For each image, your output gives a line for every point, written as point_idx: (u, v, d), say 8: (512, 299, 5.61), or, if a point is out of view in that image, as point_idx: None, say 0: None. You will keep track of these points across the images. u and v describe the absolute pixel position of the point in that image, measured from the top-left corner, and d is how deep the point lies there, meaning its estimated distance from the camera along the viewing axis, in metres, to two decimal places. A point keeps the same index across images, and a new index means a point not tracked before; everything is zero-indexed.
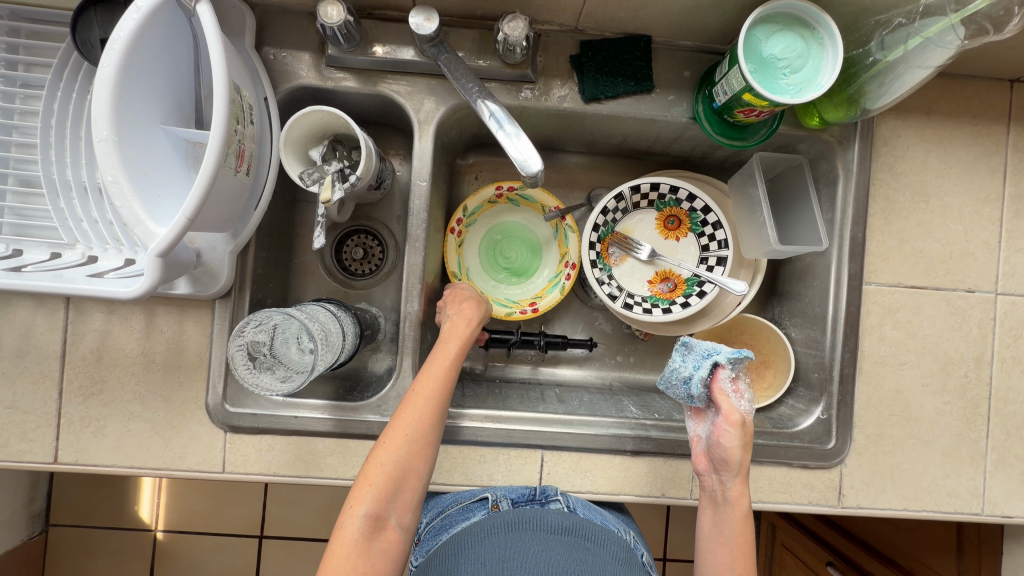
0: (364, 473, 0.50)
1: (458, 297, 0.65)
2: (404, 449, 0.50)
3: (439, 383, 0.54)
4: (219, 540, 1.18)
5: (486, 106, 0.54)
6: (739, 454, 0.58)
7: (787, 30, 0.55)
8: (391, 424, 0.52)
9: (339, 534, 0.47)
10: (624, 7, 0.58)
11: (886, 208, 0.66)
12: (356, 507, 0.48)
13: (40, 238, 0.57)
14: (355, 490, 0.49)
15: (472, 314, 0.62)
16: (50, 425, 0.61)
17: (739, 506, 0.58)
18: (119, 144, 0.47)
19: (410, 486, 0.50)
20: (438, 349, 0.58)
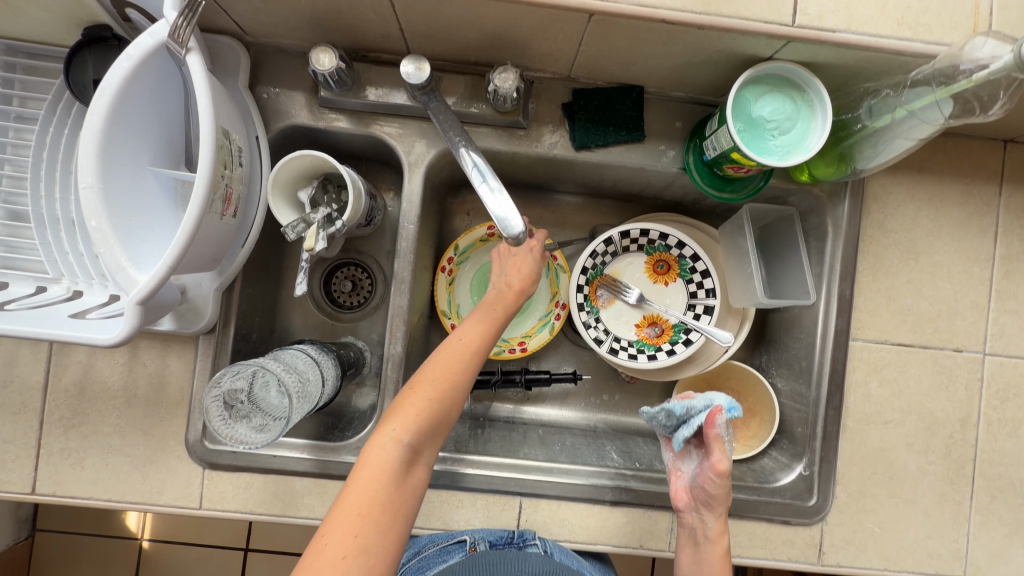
0: (409, 402, 0.49)
1: (518, 267, 0.61)
2: (450, 392, 0.50)
3: (487, 337, 0.54)
4: (205, 550, 1.18)
5: (469, 155, 0.55)
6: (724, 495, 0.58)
7: (777, 92, 0.54)
8: (439, 363, 0.51)
9: (373, 458, 0.46)
10: (615, 62, 0.58)
11: (874, 265, 0.66)
12: (397, 434, 0.47)
13: (26, 272, 0.57)
14: (398, 415, 0.48)
15: (524, 286, 0.59)
16: (29, 456, 0.61)
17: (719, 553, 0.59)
18: (104, 191, 0.47)
19: (445, 428, 0.50)
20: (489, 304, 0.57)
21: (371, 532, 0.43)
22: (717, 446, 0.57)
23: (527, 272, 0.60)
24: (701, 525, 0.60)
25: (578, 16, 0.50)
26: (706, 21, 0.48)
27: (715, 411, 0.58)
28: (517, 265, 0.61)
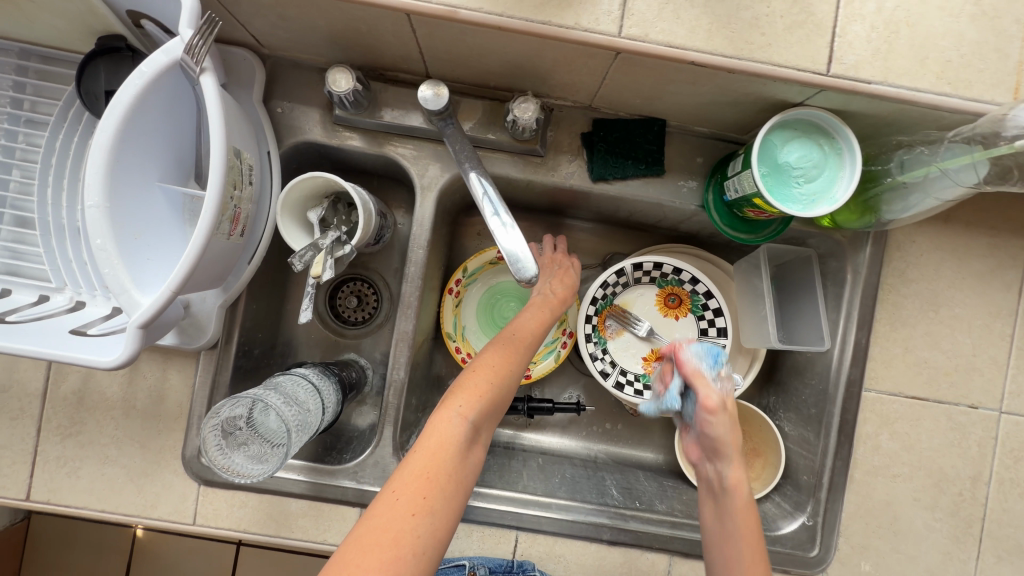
0: (473, 382, 0.50)
1: (560, 277, 0.65)
2: (508, 378, 0.52)
3: (540, 333, 0.58)
4: (197, 542, 1.17)
5: (480, 183, 0.52)
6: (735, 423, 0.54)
7: (805, 138, 0.53)
8: (500, 350, 0.54)
9: (439, 431, 0.47)
10: (638, 97, 0.57)
11: (893, 314, 0.64)
12: (463, 410, 0.48)
13: (29, 279, 0.57)
14: (463, 393, 0.49)
15: (567, 295, 0.63)
16: (25, 462, 0.61)
17: (747, 525, 0.51)
18: (109, 211, 0.46)
19: (499, 413, 0.52)
20: (538, 307, 0.60)
21: (438, 497, 0.43)
22: (698, 382, 0.54)
23: (569, 283, 0.65)
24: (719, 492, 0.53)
25: (604, 53, 0.49)
26: (736, 66, 0.47)
27: (682, 352, 0.56)
28: (558, 277, 0.65)
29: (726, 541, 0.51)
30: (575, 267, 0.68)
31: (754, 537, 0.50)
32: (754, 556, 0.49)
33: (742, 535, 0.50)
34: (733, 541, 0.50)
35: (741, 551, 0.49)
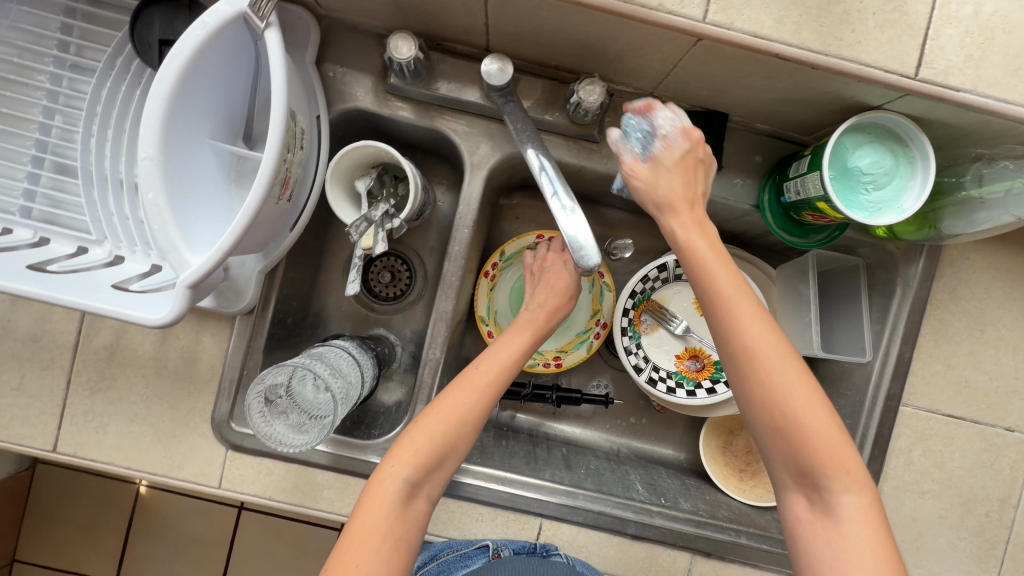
0: (410, 437, 0.50)
1: (552, 284, 0.63)
2: (454, 428, 0.50)
3: (502, 370, 0.55)
4: (198, 505, 1.15)
5: (539, 159, 0.50)
6: (687, 181, 0.53)
7: (878, 143, 0.51)
8: (448, 396, 0.52)
9: (375, 491, 0.48)
10: (706, 88, 0.55)
11: (938, 330, 0.63)
12: (396, 470, 0.49)
13: (67, 229, 0.55)
14: (398, 452, 0.50)
15: (558, 306, 0.62)
16: (53, 413, 0.60)
17: (754, 327, 0.45)
18: (163, 164, 0.45)
19: (447, 463, 0.51)
20: (513, 335, 0.59)
21: (372, 560, 0.45)
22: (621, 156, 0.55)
23: (562, 290, 0.63)
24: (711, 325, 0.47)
25: (684, 38, 0.47)
26: (821, 62, 0.45)
27: (609, 136, 0.55)
28: (552, 282, 0.64)
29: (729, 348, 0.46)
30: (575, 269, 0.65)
31: (769, 330, 0.45)
32: (776, 353, 0.45)
33: (754, 342, 0.45)
34: (752, 361, 0.45)
35: (763, 360, 0.45)
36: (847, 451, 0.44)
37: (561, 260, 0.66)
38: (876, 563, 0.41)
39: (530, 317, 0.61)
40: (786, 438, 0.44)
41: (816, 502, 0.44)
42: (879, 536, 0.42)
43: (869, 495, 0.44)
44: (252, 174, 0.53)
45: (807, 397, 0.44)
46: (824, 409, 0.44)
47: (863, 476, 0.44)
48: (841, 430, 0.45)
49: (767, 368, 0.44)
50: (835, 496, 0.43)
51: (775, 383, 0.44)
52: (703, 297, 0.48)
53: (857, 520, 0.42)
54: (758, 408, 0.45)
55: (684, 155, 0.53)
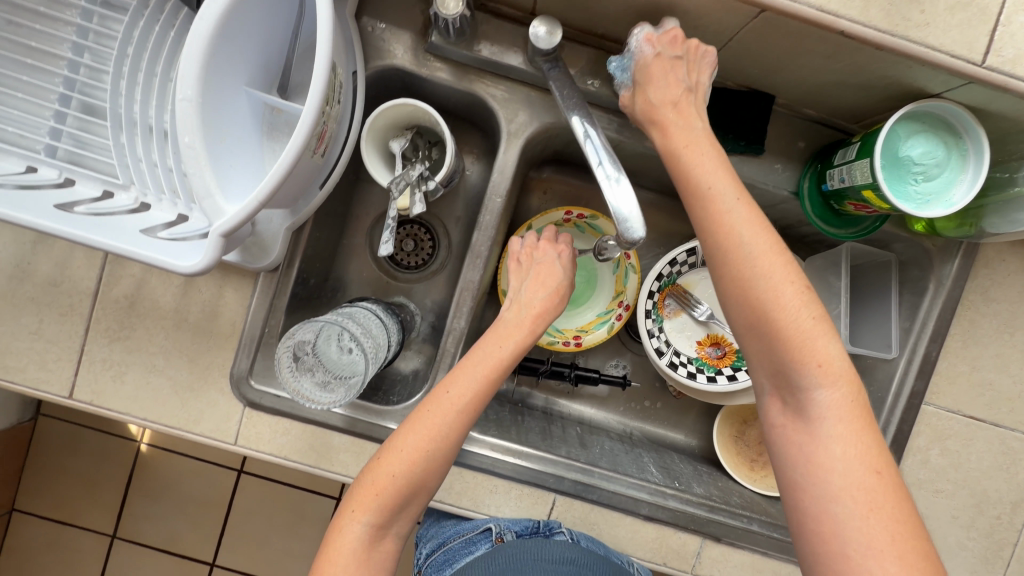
0: (370, 481, 0.47)
1: (542, 280, 0.58)
2: (420, 466, 0.47)
3: (474, 398, 0.49)
4: (199, 466, 1.16)
5: (584, 127, 0.49)
6: (667, 83, 0.48)
7: (932, 134, 0.50)
8: (412, 431, 0.48)
9: (339, 536, 0.47)
10: (759, 66, 0.53)
11: (967, 331, 0.63)
12: (357, 515, 0.47)
13: (93, 172, 0.54)
14: (359, 497, 0.48)
15: (544, 312, 0.56)
16: (70, 360, 0.59)
17: (726, 216, 0.42)
18: (200, 106, 0.44)
19: (417, 499, 0.49)
20: (491, 346, 0.52)
21: None
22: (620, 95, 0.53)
23: (553, 289, 0.57)
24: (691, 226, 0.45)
25: (746, 9, 0.45)
26: (887, 43, 0.43)
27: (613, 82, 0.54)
28: (543, 277, 0.58)
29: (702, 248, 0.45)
30: (570, 264, 0.60)
31: (744, 219, 0.42)
32: (751, 244, 0.41)
33: (727, 235, 0.42)
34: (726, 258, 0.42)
35: (735, 253, 0.42)
36: (828, 345, 0.41)
37: (556, 252, 0.60)
38: (851, 461, 0.39)
39: (515, 325, 0.54)
40: (758, 334, 0.42)
41: (790, 403, 0.42)
42: (858, 433, 0.40)
43: (853, 390, 0.41)
44: (284, 128, 0.52)
45: (783, 290, 0.41)
46: (805, 302, 0.41)
47: (845, 370, 0.41)
48: (824, 322, 0.41)
49: (738, 262, 0.42)
50: (811, 393, 0.41)
51: (746, 276, 0.41)
52: (681, 189, 0.45)
53: (832, 417, 0.40)
54: (731, 304, 0.43)
55: (661, 56, 0.48)
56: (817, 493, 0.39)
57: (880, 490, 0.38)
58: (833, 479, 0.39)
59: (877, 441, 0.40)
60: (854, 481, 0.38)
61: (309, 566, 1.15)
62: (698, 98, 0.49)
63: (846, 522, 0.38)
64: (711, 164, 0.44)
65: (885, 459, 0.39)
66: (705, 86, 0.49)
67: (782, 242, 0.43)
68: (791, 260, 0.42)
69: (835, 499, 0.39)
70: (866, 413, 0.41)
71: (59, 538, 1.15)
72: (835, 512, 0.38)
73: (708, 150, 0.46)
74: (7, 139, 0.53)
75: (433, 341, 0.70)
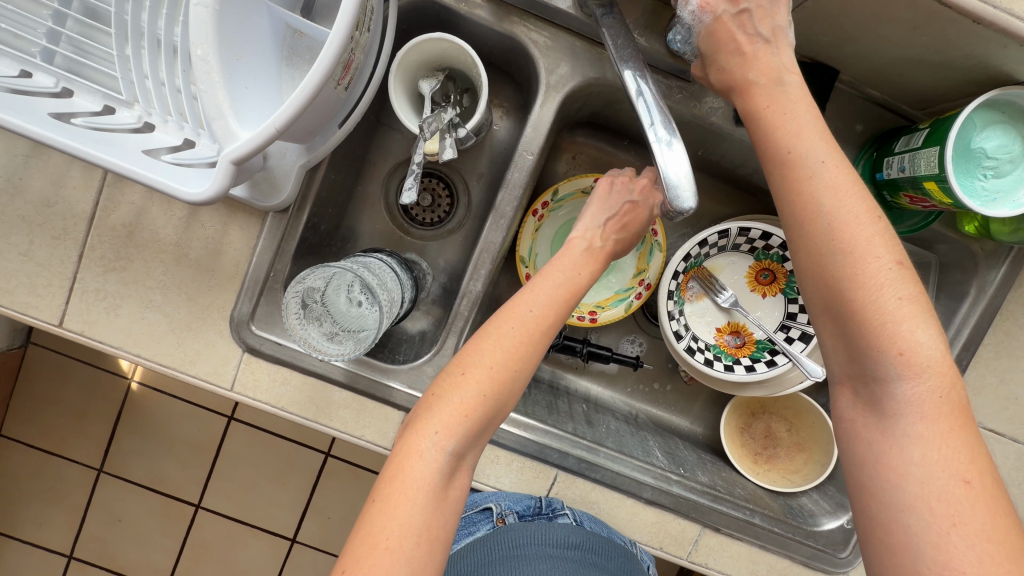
0: (458, 400, 0.44)
1: (624, 220, 0.57)
2: (507, 386, 0.46)
3: (557, 314, 0.50)
4: (189, 408, 1.14)
5: (637, 83, 0.45)
6: (741, 46, 0.44)
7: (1010, 125, 0.46)
8: (500, 346, 0.46)
9: (417, 464, 0.42)
10: (830, 34, 0.49)
11: (1002, 342, 0.60)
12: (441, 439, 0.43)
13: (93, 84, 0.49)
14: (442, 416, 0.44)
15: (614, 250, 0.57)
16: (62, 287, 0.56)
17: (809, 182, 0.40)
18: (218, 15, 0.40)
19: (491, 427, 0.47)
20: (569, 270, 0.53)
21: (426, 545, 0.41)
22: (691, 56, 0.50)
23: (630, 233, 0.58)
24: (778, 194, 0.41)
25: None
26: (987, 16, 0.40)
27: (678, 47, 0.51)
28: (627, 218, 0.57)
29: (787, 216, 0.41)
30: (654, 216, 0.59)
31: (828, 184, 0.39)
32: (831, 215, 0.39)
33: (805, 204, 0.40)
34: (818, 231, 0.39)
35: (813, 224, 0.40)
36: (916, 331, 0.37)
37: (648, 198, 0.58)
38: (931, 466, 0.36)
39: (588, 255, 0.55)
40: (836, 316, 0.40)
41: (863, 395, 0.40)
42: (944, 434, 0.37)
43: (944, 384, 0.37)
44: (305, 54, 0.47)
45: (865, 266, 0.38)
46: (895, 280, 0.38)
47: (935, 361, 0.37)
48: (915, 304, 0.38)
49: (814, 235, 0.39)
50: (889, 385, 0.38)
51: (823, 250, 0.39)
52: (760, 154, 0.43)
53: (911, 413, 0.38)
54: (809, 281, 0.41)
55: (724, 18, 0.44)
56: (888, 498, 0.37)
57: (968, 501, 0.35)
58: (908, 485, 0.37)
59: (968, 445, 0.37)
60: (933, 489, 0.36)
61: (293, 516, 1.15)
62: (780, 48, 0.43)
63: (921, 535, 0.35)
64: (798, 123, 0.41)
65: (976, 467, 0.36)
66: (784, 29, 0.44)
67: (874, 211, 0.39)
68: (886, 228, 0.39)
69: (910, 509, 0.36)
70: (958, 412, 0.37)
71: (46, 468, 1.14)
72: (908, 523, 0.36)
73: (795, 109, 0.42)
74: None
75: (443, 303, 0.66)
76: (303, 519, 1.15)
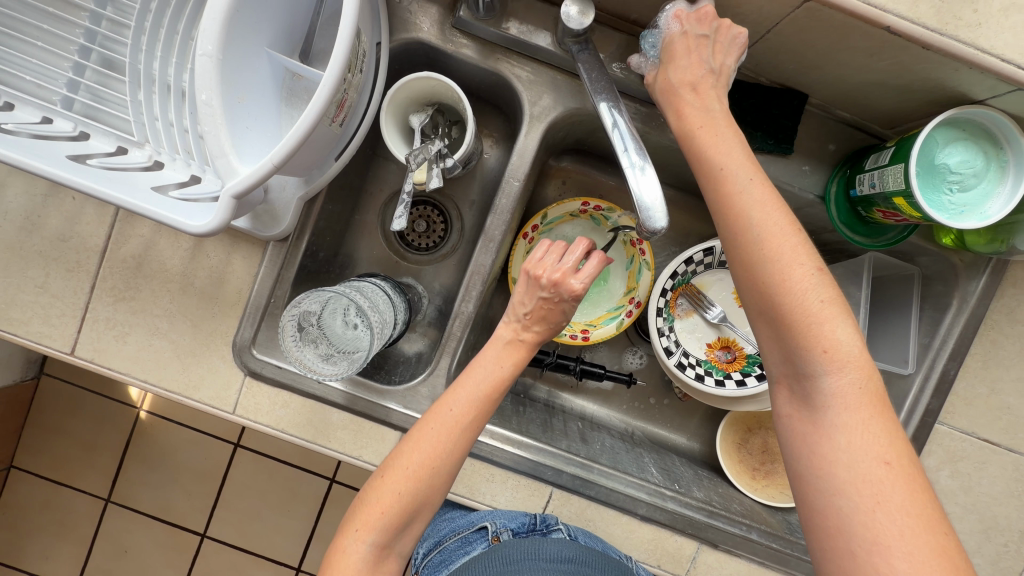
0: (375, 499, 0.46)
1: (544, 315, 0.51)
2: (424, 483, 0.46)
3: (479, 412, 0.48)
4: (196, 437, 1.16)
5: (611, 116, 0.48)
6: (692, 64, 0.47)
7: (971, 143, 0.48)
8: (417, 448, 0.46)
9: (342, 561, 0.45)
10: (795, 62, 0.52)
11: (989, 352, 0.60)
12: (362, 535, 0.45)
13: (108, 127, 0.52)
14: (363, 515, 0.46)
15: (543, 334, 0.53)
16: (74, 317, 0.58)
17: (738, 198, 0.42)
18: (221, 63, 0.44)
19: (421, 516, 0.48)
20: (492, 363, 0.50)
21: None
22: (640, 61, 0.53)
23: (552, 324, 0.52)
24: (716, 215, 0.44)
25: None
26: (936, 42, 0.43)
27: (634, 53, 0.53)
28: (544, 314, 0.51)
29: (723, 228, 0.43)
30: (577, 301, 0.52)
31: (756, 200, 0.42)
32: (759, 226, 0.41)
33: (736, 217, 0.42)
34: (750, 246, 0.41)
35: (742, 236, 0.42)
36: (835, 329, 0.39)
37: (560, 291, 0.50)
38: (856, 450, 0.37)
39: (511, 346, 0.52)
40: (767, 319, 0.41)
41: (798, 393, 0.41)
42: (867, 422, 0.38)
43: (864, 376, 0.39)
44: (303, 95, 0.51)
45: (789, 272, 0.40)
46: (813, 287, 0.40)
47: (855, 356, 0.39)
48: (835, 305, 0.40)
49: (746, 244, 0.41)
50: (816, 380, 0.40)
51: (752, 258, 0.41)
52: (694, 171, 0.46)
53: (836, 405, 0.39)
54: (743, 289, 0.43)
55: (687, 35, 0.47)
56: (823, 485, 0.38)
57: (890, 481, 0.36)
58: (839, 472, 0.38)
59: (889, 430, 0.38)
60: (860, 473, 0.37)
61: (298, 543, 1.15)
62: (722, 83, 0.47)
63: (851, 516, 0.36)
64: (725, 145, 0.44)
65: (897, 450, 0.37)
66: (731, 70, 0.47)
67: (795, 222, 0.42)
68: (805, 242, 0.41)
69: (841, 493, 0.37)
70: (878, 401, 0.39)
71: (54, 498, 1.15)
72: (841, 505, 0.37)
73: (726, 132, 0.45)
74: (24, 88, 0.51)
75: (438, 325, 0.68)
76: (307, 547, 1.15)
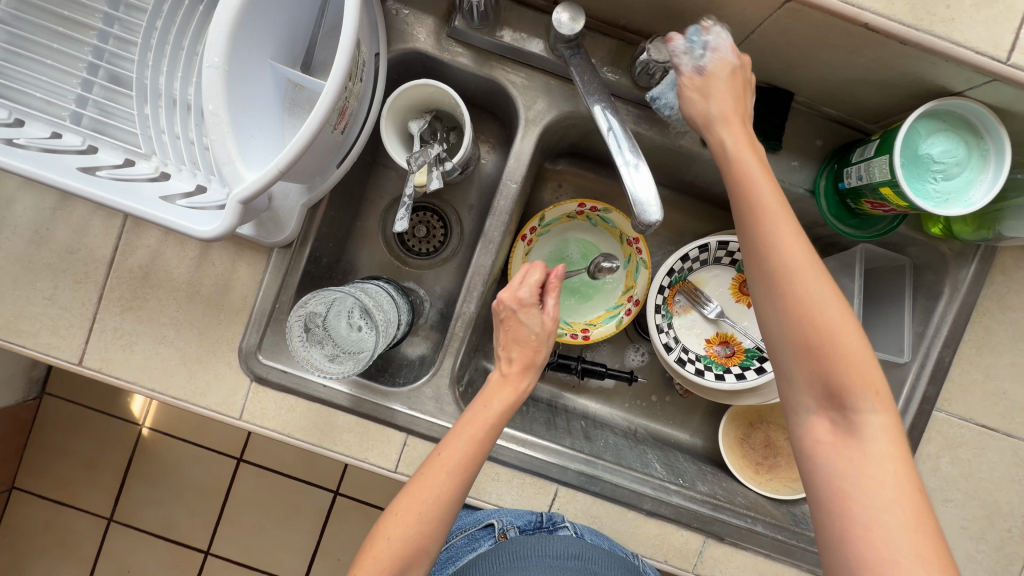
0: (369, 545, 0.46)
1: (511, 337, 0.53)
2: (413, 528, 0.46)
3: (466, 456, 0.48)
4: (199, 451, 1.16)
5: (605, 117, 0.49)
6: (739, 99, 0.48)
7: (952, 132, 0.50)
8: (407, 494, 0.47)
9: None
10: (779, 61, 0.53)
11: (982, 338, 0.61)
12: None
13: (115, 140, 0.54)
14: (359, 562, 0.46)
15: (527, 360, 0.53)
16: (82, 328, 0.59)
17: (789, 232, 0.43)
18: (226, 75, 0.46)
19: (416, 564, 0.46)
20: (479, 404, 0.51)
21: None
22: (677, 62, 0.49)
23: (521, 345, 0.53)
24: (762, 245, 0.44)
25: None
26: (913, 36, 0.45)
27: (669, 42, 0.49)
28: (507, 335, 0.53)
29: (771, 260, 0.43)
30: (534, 313, 0.53)
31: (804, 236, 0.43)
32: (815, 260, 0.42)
33: (794, 249, 0.42)
34: (797, 281, 0.42)
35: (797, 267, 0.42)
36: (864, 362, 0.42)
37: (509, 307, 0.53)
38: (894, 473, 0.41)
39: (499, 383, 0.52)
40: (802, 349, 0.43)
41: (840, 422, 0.43)
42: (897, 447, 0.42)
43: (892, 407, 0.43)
44: (305, 104, 0.52)
45: (833, 307, 0.42)
46: (846, 323, 0.42)
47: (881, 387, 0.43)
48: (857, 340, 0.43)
49: (801, 275, 0.42)
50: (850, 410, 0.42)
51: (807, 289, 0.42)
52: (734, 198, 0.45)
53: (879, 432, 0.42)
54: (778, 320, 0.43)
55: (737, 71, 0.48)
56: (871, 506, 0.40)
57: (921, 498, 0.40)
58: (885, 492, 0.40)
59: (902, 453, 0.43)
60: (902, 493, 0.40)
61: (303, 556, 1.14)
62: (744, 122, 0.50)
63: (899, 532, 0.39)
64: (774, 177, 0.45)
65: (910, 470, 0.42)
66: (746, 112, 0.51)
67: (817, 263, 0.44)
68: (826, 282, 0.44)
69: (890, 511, 0.39)
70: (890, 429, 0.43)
71: (57, 518, 1.14)
72: (890, 521, 0.39)
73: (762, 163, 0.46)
74: (34, 105, 0.53)
75: (440, 328, 0.69)
76: (312, 560, 1.14)
